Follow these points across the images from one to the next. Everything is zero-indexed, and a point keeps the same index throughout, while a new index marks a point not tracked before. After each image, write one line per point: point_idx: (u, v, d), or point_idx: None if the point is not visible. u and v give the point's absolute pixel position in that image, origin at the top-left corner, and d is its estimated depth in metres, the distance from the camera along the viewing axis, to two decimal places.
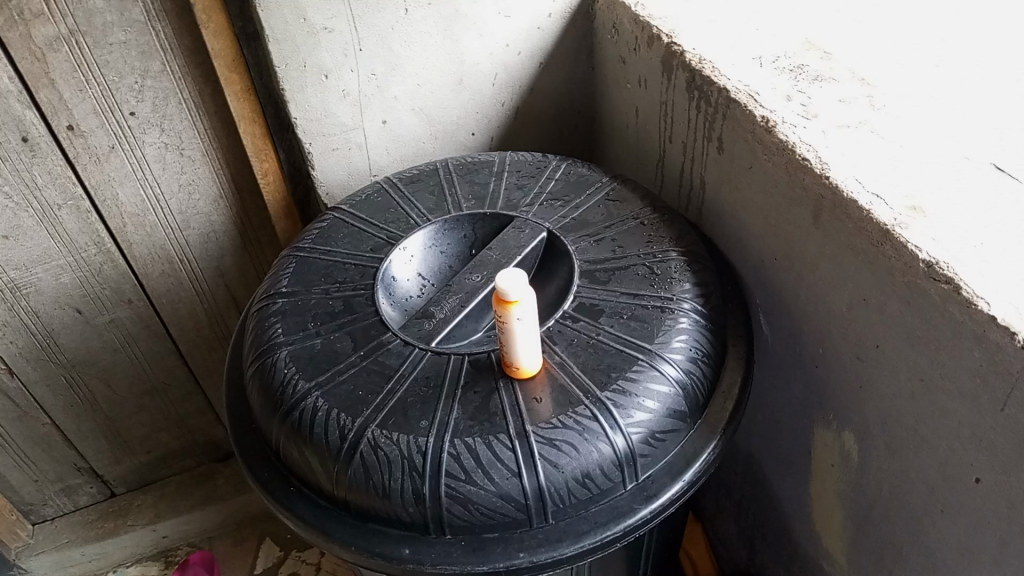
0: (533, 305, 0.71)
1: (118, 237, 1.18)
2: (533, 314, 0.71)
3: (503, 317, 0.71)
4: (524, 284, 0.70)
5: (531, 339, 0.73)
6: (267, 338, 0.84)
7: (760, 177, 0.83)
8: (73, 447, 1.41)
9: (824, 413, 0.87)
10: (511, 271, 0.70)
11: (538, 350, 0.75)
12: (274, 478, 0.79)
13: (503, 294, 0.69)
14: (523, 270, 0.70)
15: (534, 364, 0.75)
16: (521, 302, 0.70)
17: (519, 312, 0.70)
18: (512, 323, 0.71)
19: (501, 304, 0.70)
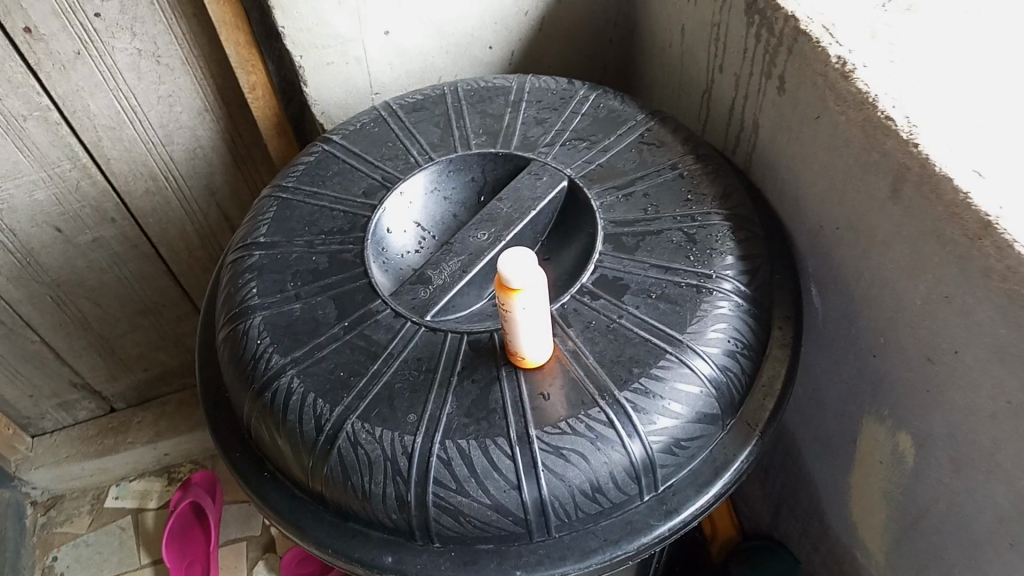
0: (543, 293, 0.60)
1: (94, 152, 1.06)
2: (541, 303, 0.60)
3: (505, 305, 0.59)
4: (530, 271, 0.58)
5: (539, 329, 0.61)
6: (240, 299, 0.74)
7: (830, 131, 0.69)
8: (66, 364, 1.35)
9: (877, 407, 0.75)
10: (517, 251, 0.58)
11: (549, 339, 0.63)
12: (246, 459, 0.71)
13: (503, 281, 0.58)
14: (532, 252, 0.58)
15: (541, 355, 0.64)
16: (525, 292, 0.58)
17: (522, 302, 0.58)
18: (515, 315, 0.59)
19: (503, 291, 0.59)
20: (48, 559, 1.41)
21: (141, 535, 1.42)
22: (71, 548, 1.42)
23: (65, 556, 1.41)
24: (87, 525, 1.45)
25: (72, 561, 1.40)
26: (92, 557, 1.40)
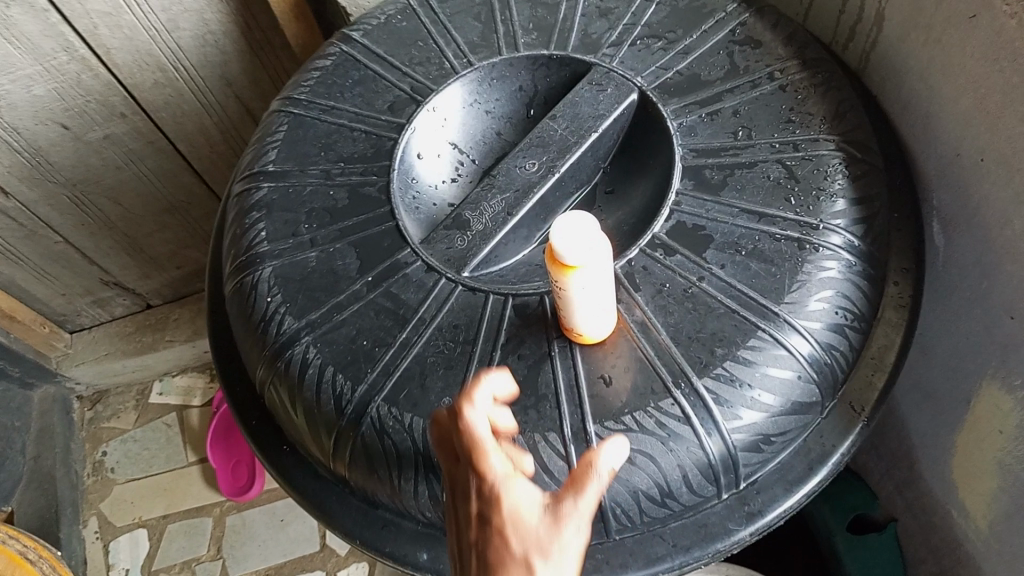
0: (606, 268, 0.47)
1: (91, 41, 0.93)
2: (603, 279, 0.47)
3: (557, 282, 0.47)
4: (591, 246, 0.45)
5: (600, 307, 0.49)
6: (247, 243, 0.63)
7: (990, 35, 0.52)
8: (96, 263, 1.28)
9: (1005, 373, 0.63)
10: (574, 216, 0.46)
11: (612, 313, 0.52)
12: (265, 429, 0.62)
13: (555, 256, 0.46)
14: (596, 222, 0.45)
15: (602, 332, 0.52)
16: (583, 270, 0.46)
17: (580, 280, 0.46)
18: (569, 293, 0.48)
19: (555, 266, 0.47)
20: (98, 454, 1.41)
21: (188, 433, 1.41)
22: (120, 443, 1.41)
23: (114, 451, 1.40)
24: (133, 421, 1.44)
25: (121, 457, 1.40)
26: (140, 453, 1.40)
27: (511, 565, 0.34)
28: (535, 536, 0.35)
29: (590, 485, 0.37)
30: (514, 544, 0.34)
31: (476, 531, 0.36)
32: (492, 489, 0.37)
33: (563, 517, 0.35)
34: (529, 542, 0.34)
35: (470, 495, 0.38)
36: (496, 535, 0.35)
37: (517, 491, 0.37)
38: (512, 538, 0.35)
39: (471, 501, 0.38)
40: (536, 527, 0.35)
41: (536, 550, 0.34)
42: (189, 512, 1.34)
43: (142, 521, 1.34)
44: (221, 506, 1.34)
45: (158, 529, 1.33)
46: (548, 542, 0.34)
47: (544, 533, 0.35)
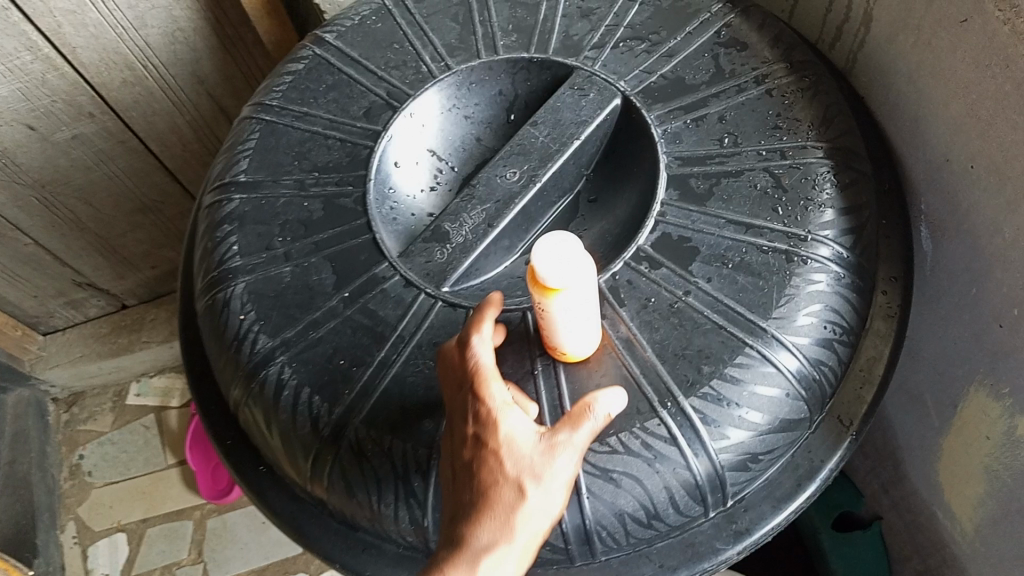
0: (590, 287, 0.46)
1: (55, 40, 0.90)
2: (587, 298, 0.46)
3: (539, 301, 0.45)
4: (573, 268, 0.43)
5: (583, 325, 0.48)
6: (219, 257, 0.61)
7: (982, 40, 0.51)
8: (67, 265, 1.25)
9: (993, 380, 0.62)
10: (557, 236, 0.44)
11: (596, 329, 0.50)
12: (240, 448, 0.61)
13: (536, 277, 0.44)
14: (578, 242, 0.44)
15: (585, 350, 0.50)
16: (566, 290, 0.44)
17: (562, 301, 0.45)
18: (551, 313, 0.46)
19: (537, 287, 0.45)
20: (75, 458, 1.38)
21: (166, 435, 1.39)
22: (97, 447, 1.39)
23: (91, 455, 1.38)
24: (110, 424, 1.41)
25: (98, 461, 1.37)
26: (118, 456, 1.37)
27: (505, 486, 0.41)
28: (529, 461, 0.41)
29: (583, 420, 0.43)
30: (508, 467, 0.41)
31: (472, 447, 0.42)
32: (492, 413, 0.43)
33: (557, 447, 0.42)
34: (522, 467, 0.41)
35: (470, 413, 0.43)
36: (491, 457, 0.41)
37: (515, 421, 0.43)
38: (507, 462, 0.41)
39: (470, 419, 0.43)
40: (534, 454, 0.42)
41: (529, 475, 0.41)
42: (169, 516, 1.32)
43: (121, 526, 1.31)
44: (201, 508, 1.32)
45: (137, 534, 1.31)
46: (540, 469, 0.41)
47: (537, 461, 0.41)
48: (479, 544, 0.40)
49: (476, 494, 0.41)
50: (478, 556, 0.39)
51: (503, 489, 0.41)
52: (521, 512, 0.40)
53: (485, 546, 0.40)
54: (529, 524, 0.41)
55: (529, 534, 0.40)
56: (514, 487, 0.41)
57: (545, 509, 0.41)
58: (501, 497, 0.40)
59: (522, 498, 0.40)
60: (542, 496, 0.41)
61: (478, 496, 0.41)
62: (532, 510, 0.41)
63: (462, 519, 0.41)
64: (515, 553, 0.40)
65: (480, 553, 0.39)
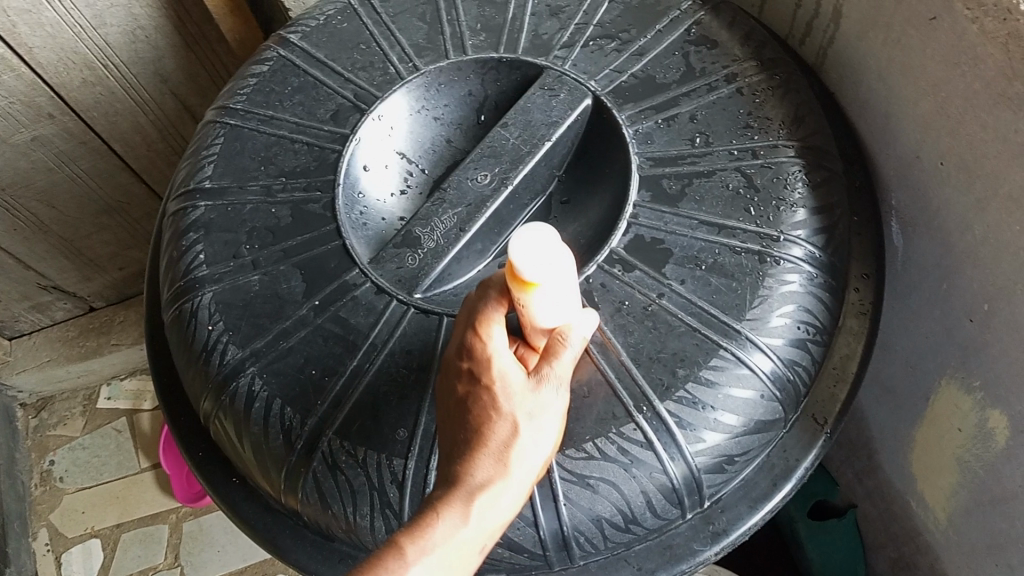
0: (568, 281, 0.45)
1: (10, 40, 0.87)
2: (565, 293, 0.45)
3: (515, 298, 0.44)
4: (547, 262, 0.43)
5: (567, 323, 0.47)
6: (185, 267, 0.59)
7: (950, 39, 0.51)
8: (31, 269, 1.22)
9: (964, 373, 0.63)
10: (530, 229, 0.43)
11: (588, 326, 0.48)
12: (211, 460, 0.60)
13: (511, 278, 0.43)
14: (552, 231, 0.43)
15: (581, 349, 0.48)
16: (543, 287, 0.43)
17: (539, 299, 0.44)
18: (530, 313, 0.45)
19: (513, 287, 0.44)
20: (45, 463, 1.36)
21: (139, 439, 1.37)
22: (67, 451, 1.37)
23: (62, 460, 1.36)
24: (81, 428, 1.39)
25: (69, 466, 1.35)
26: (90, 461, 1.35)
27: (500, 421, 0.41)
28: (523, 397, 0.42)
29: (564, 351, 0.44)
30: (504, 401, 0.41)
31: (468, 384, 0.42)
32: (489, 351, 0.43)
33: (546, 383, 0.43)
34: (517, 401, 0.41)
35: (465, 352, 0.43)
36: (486, 393, 0.41)
37: (508, 360, 0.43)
38: (503, 397, 0.41)
39: (465, 358, 0.43)
40: (525, 390, 0.42)
41: (523, 409, 0.41)
42: (143, 520, 1.30)
43: (94, 531, 1.30)
44: (177, 512, 1.30)
45: (111, 539, 1.29)
46: (533, 404, 0.42)
47: (529, 396, 0.42)
48: (476, 480, 0.39)
49: (473, 430, 0.41)
50: (476, 490, 0.39)
51: (499, 422, 0.41)
52: (518, 447, 0.40)
53: (482, 481, 0.39)
54: (523, 460, 0.40)
55: (524, 470, 0.40)
56: (510, 421, 0.41)
57: (539, 445, 0.41)
58: (497, 430, 0.40)
59: (517, 432, 0.40)
60: (536, 431, 0.41)
61: (473, 433, 0.41)
62: (528, 445, 0.41)
63: (460, 453, 0.40)
64: (511, 488, 0.40)
65: (476, 487, 0.39)
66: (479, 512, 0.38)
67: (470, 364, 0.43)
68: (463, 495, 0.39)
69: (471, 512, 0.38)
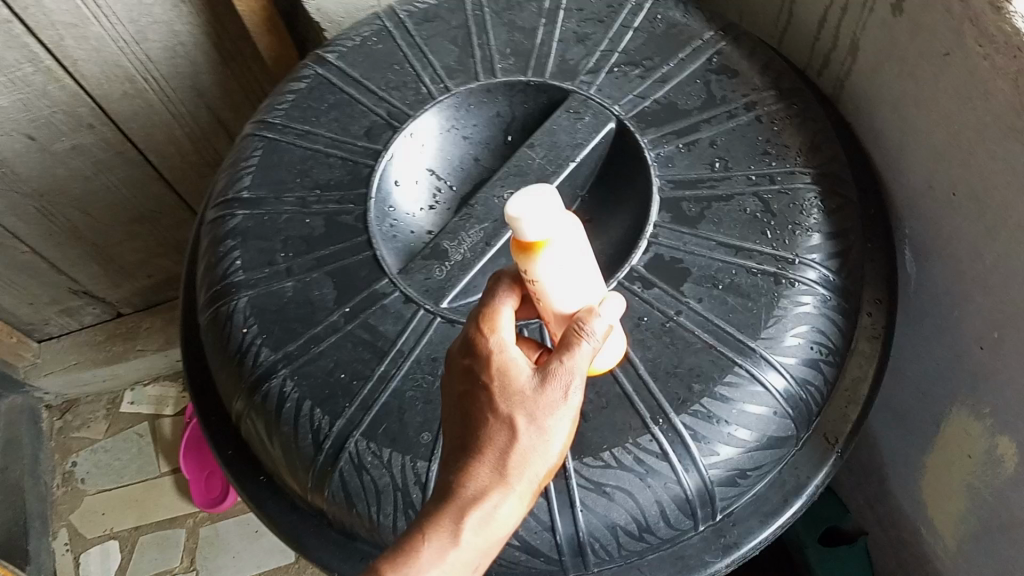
0: (576, 240, 0.43)
1: (57, 52, 0.91)
2: (575, 255, 0.43)
3: (525, 268, 0.42)
4: (555, 217, 0.40)
5: (580, 289, 0.44)
6: (222, 272, 0.62)
7: (963, 74, 0.53)
8: (63, 273, 1.26)
9: (974, 400, 0.64)
10: (529, 191, 0.40)
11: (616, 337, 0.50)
12: (239, 458, 0.62)
13: (517, 240, 0.41)
14: (553, 189, 0.40)
15: (607, 362, 0.50)
16: (553, 246, 0.41)
17: (550, 260, 0.41)
18: (541, 280, 0.43)
19: (520, 251, 0.42)
20: (68, 465, 1.39)
21: (159, 443, 1.39)
22: (90, 454, 1.40)
23: (84, 462, 1.39)
24: (103, 431, 1.42)
25: (91, 468, 1.38)
26: (111, 464, 1.38)
27: (500, 430, 0.39)
28: (526, 398, 0.39)
29: (584, 340, 0.41)
30: (503, 405, 0.39)
31: (471, 388, 0.41)
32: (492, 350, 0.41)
33: (555, 386, 0.40)
34: (517, 402, 0.39)
35: (471, 352, 0.41)
36: (487, 399, 0.40)
37: (515, 362, 0.40)
38: (503, 401, 0.39)
39: (471, 359, 0.41)
40: (530, 395, 0.39)
41: (524, 413, 0.39)
42: (161, 524, 1.33)
43: (113, 533, 1.32)
44: (193, 517, 1.33)
45: (129, 541, 1.31)
46: (538, 408, 0.39)
47: (535, 402, 0.39)
48: (471, 492, 0.38)
49: (470, 438, 0.39)
50: (469, 505, 0.38)
51: (498, 430, 0.39)
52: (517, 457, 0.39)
53: (476, 494, 0.38)
54: (521, 469, 0.39)
55: (524, 481, 0.39)
56: (508, 426, 0.39)
57: (543, 450, 0.39)
58: (494, 439, 0.39)
59: (516, 442, 0.39)
60: (539, 435, 0.39)
61: (472, 441, 0.39)
62: (528, 453, 0.39)
63: (456, 461, 0.39)
64: (510, 500, 0.38)
65: (470, 501, 0.38)
66: (471, 527, 0.37)
67: (473, 363, 0.41)
68: (454, 508, 0.38)
69: (461, 527, 0.37)
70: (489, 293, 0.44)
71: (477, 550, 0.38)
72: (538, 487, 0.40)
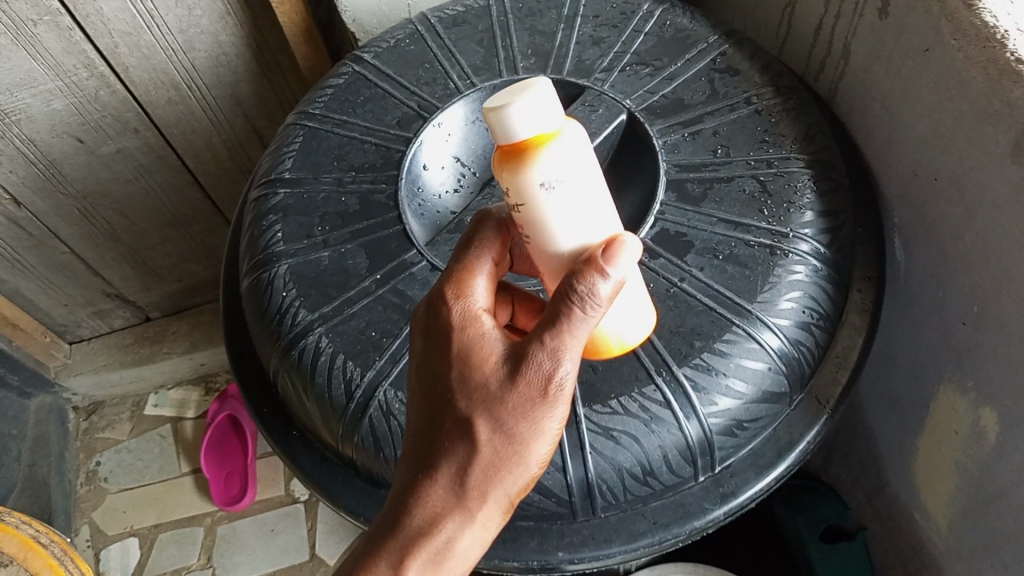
0: (580, 153, 0.44)
1: (110, 59, 0.98)
2: (574, 168, 0.43)
3: (520, 173, 0.43)
4: (552, 111, 0.42)
5: (581, 213, 0.44)
6: (263, 244, 0.68)
7: (940, 67, 0.59)
8: (98, 275, 1.33)
9: (960, 377, 0.68)
10: (523, 85, 0.42)
11: (638, 304, 0.49)
12: (274, 415, 0.67)
13: (507, 134, 0.42)
14: (548, 82, 0.42)
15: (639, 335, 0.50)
16: (550, 143, 0.43)
17: (544, 162, 0.43)
18: (536, 188, 0.43)
19: (516, 152, 0.43)
20: (91, 463, 1.43)
21: (181, 444, 1.44)
22: (114, 453, 1.44)
23: (108, 461, 1.43)
24: (128, 432, 1.47)
25: (114, 467, 1.42)
26: (133, 463, 1.43)
27: (462, 452, 0.43)
28: (487, 396, 0.43)
29: (575, 315, 0.41)
30: (473, 421, 0.43)
31: (445, 401, 0.44)
32: (464, 344, 0.44)
33: (525, 394, 0.42)
34: (486, 419, 0.42)
35: (449, 363, 0.44)
36: (456, 420, 0.43)
37: (488, 371, 0.43)
38: (468, 405, 0.43)
39: (448, 370, 0.44)
40: (497, 407, 0.42)
41: (486, 420, 0.42)
42: (180, 521, 1.36)
43: (133, 531, 1.36)
44: (212, 515, 1.36)
45: (149, 538, 1.35)
46: (504, 425, 0.42)
47: (500, 418, 0.42)
48: (432, 515, 0.43)
49: (433, 449, 0.44)
50: (429, 527, 0.42)
51: (462, 449, 0.43)
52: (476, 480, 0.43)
53: (436, 517, 0.43)
54: (483, 487, 0.43)
55: (483, 503, 0.43)
56: (471, 441, 0.43)
57: (508, 466, 0.43)
58: (458, 457, 0.43)
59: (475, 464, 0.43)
60: (502, 442, 0.43)
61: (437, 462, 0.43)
62: (487, 462, 0.42)
63: (420, 479, 0.44)
64: (468, 519, 0.43)
65: (430, 524, 0.43)
66: (425, 551, 0.42)
67: (440, 369, 0.45)
68: (408, 533, 0.42)
69: (420, 544, 0.42)
70: (464, 269, 0.47)
71: (429, 573, 0.42)
72: (504, 499, 0.44)
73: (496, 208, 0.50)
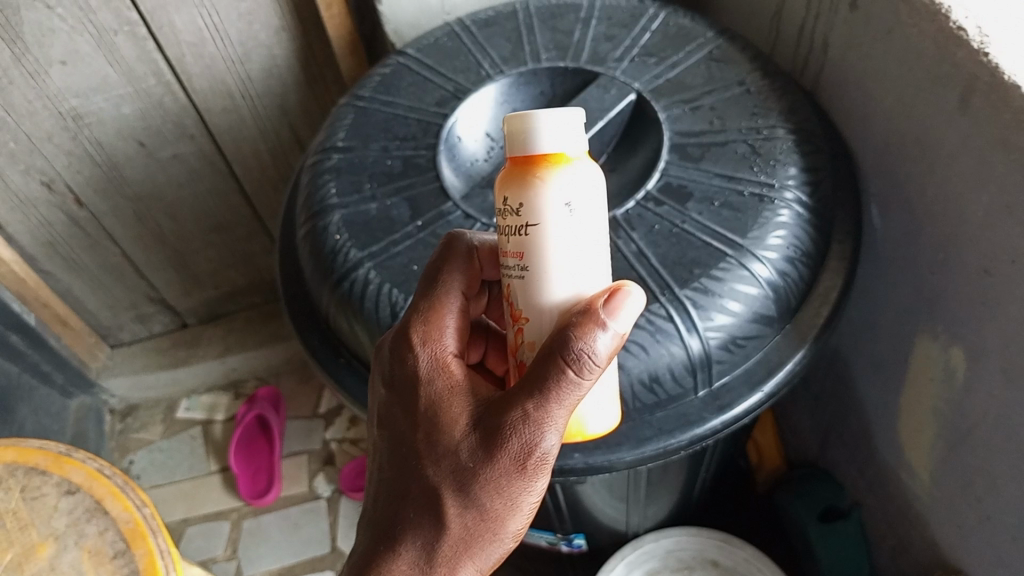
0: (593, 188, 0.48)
1: (176, 68, 1.10)
2: (586, 199, 0.48)
3: (538, 184, 0.47)
4: (576, 139, 0.47)
5: (580, 247, 0.48)
6: (319, 199, 0.78)
7: (902, 43, 0.69)
8: (144, 277, 1.43)
9: (932, 323, 0.77)
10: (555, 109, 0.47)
11: (608, 394, 0.54)
12: (324, 347, 0.76)
13: (535, 147, 0.46)
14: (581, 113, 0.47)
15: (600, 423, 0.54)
16: (568, 166, 0.47)
17: (561, 180, 0.47)
18: (549, 209, 0.47)
19: (537, 169, 0.47)
20: (125, 462, 1.50)
21: (210, 445, 1.51)
22: (146, 453, 1.51)
23: (141, 460, 1.50)
24: (160, 433, 1.54)
25: (146, 465, 1.49)
26: (165, 461, 1.50)
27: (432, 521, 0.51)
28: (458, 465, 0.50)
29: (557, 398, 0.48)
30: (443, 491, 0.51)
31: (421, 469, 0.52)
32: (439, 412, 0.52)
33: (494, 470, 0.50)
34: (455, 493, 0.50)
35: (424, 431, 0.52)
36: (427, 488, 0.52)
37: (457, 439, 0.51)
38: (441, 476, 0.51)
39: (423, 437, 0.52)
40: (466, 484, 0.50)
41: (457, 496, 0.50)
42: (207, 516, 1.42)
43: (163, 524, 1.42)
44: (238, 511, 1.42)
45: (177, 531, 1.41)
46: (473, 497, 0.50)
47: (470, 493, 0.50)
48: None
49: (406, 515, 0.52)
50: None
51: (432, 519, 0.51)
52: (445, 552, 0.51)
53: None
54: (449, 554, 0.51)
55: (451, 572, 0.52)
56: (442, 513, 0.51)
57: (472, 537, 0.51)
58: (429, 527, 0.51)
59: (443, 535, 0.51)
60: (472, 517, 0.51)
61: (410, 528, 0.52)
62: (457, 536, 0.51)
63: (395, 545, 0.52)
64: None
65: None
66: None
67: (413, 429, 0.53)
68: None
69: None
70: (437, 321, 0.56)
71: None
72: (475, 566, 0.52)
73: (466, 235, 0.60)
